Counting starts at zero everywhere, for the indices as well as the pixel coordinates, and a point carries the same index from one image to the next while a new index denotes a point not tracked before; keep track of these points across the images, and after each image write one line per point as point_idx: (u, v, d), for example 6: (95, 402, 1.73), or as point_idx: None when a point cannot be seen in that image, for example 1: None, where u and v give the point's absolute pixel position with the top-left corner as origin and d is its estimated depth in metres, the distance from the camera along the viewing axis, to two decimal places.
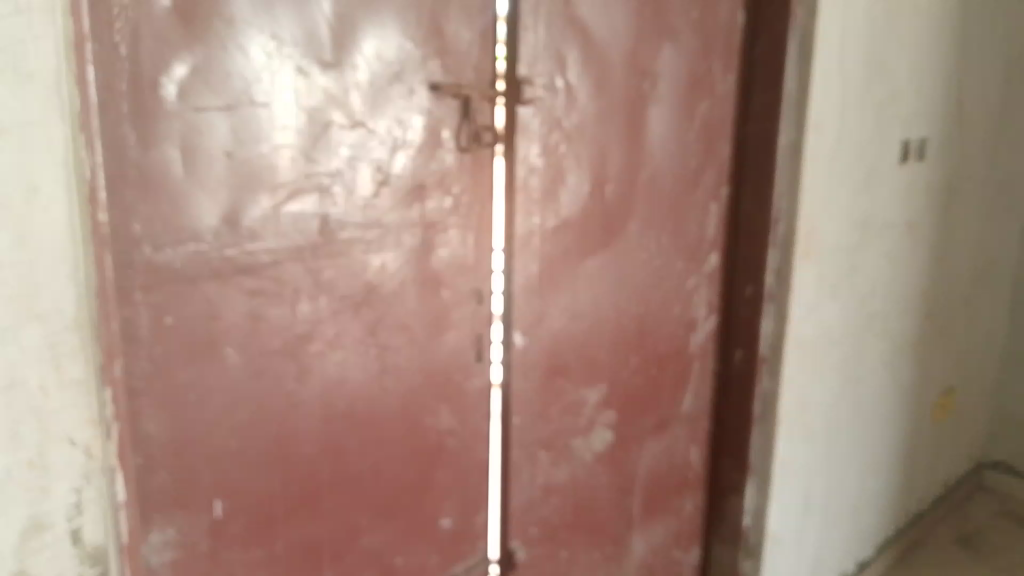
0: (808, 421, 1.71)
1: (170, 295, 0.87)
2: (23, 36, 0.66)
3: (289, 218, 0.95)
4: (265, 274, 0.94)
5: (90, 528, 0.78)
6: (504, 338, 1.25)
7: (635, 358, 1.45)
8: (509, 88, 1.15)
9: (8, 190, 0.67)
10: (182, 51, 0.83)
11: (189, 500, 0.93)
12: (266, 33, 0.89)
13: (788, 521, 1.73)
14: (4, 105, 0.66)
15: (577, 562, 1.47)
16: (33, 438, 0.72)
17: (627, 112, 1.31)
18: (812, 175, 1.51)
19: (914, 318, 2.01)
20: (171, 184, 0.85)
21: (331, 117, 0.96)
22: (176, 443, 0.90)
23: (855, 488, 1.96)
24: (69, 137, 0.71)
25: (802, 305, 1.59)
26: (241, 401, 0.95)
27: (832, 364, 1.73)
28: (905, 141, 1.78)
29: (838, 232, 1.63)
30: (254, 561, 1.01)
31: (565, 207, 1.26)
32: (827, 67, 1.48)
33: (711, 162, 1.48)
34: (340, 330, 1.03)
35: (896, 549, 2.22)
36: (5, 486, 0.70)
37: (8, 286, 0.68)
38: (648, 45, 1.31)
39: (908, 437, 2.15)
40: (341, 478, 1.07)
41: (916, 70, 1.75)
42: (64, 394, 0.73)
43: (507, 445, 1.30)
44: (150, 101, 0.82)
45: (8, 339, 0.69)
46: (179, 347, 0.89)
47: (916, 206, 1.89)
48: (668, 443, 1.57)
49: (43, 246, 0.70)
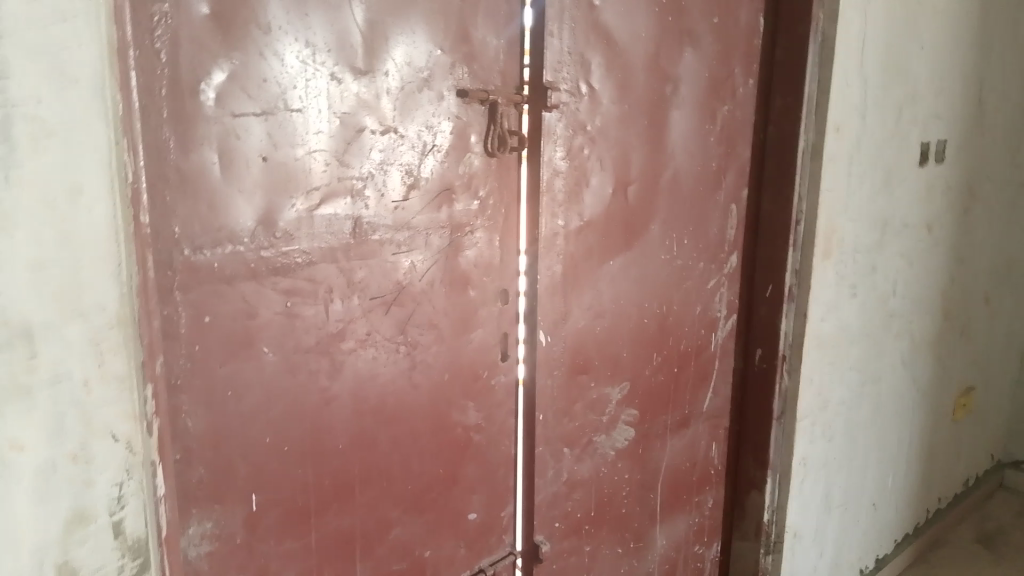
0: (828, 421, 1.72)
1: (209, 294, 0.90)
2: (68, 42, 0.69)
3: (323, 220, 0.97)
4: (299, 275, 0.97)
5: (130, 519, 0.80)
6: (529, 337, 1.27)
7: (657, 356, 1.46)
8: (534, 93, 1.18)
9: (54, 192, 0.69)
10: (220, 58, 0.86)
11: (226, 492, 0.96)
12: (300, 40, 0.91)
13: (807, 518, 1.75)
14: (51, 109, 0.68)
15: (600, 557, 1.49)
16: (77, 432, 0.74)
17: (650, 114, 1.32)
18: (831, 176, 1.52)
19: (934, 318, 2.02)
20: (209, 187, 0.87)
21: (363, 123, 0.99)
22: (213, 437, 0.93)
23: (875, 486, 1.97)
24: (110, 141, 0.74)
25: (822, 306, 1.60)
26: (277, 396, 0.98)
27: (851, 364, 1.74)
28: (926, 142, 1.79)
29: (859, 233, 1.64)
30: (290, 551, 1.04)
31: (589, 208, 1.28)
32: (847, 69, 1.49)
33: (733, 163, 1.49)
34: (371, 328, 1.06)
35: (916, 547, 2.23)
36: (50, 478, 0.72)
37: (56, 284, 0.70)
38: (670, 49, 1.32)
39: (929, 436, 2.16)
40: (372, 472, 1.10)
41: (936, 71, 1.75)
42: (107, 390, 0.76)
43: (532, 441, 1.32)
44: (189, 107, 0.84)
45: (54, 336, 0.71)
46: (216, 343, 0.91)
47: (936, 206, 1.89)
48: (689, 440, 1.58)
49: (87, 246, 0.72)
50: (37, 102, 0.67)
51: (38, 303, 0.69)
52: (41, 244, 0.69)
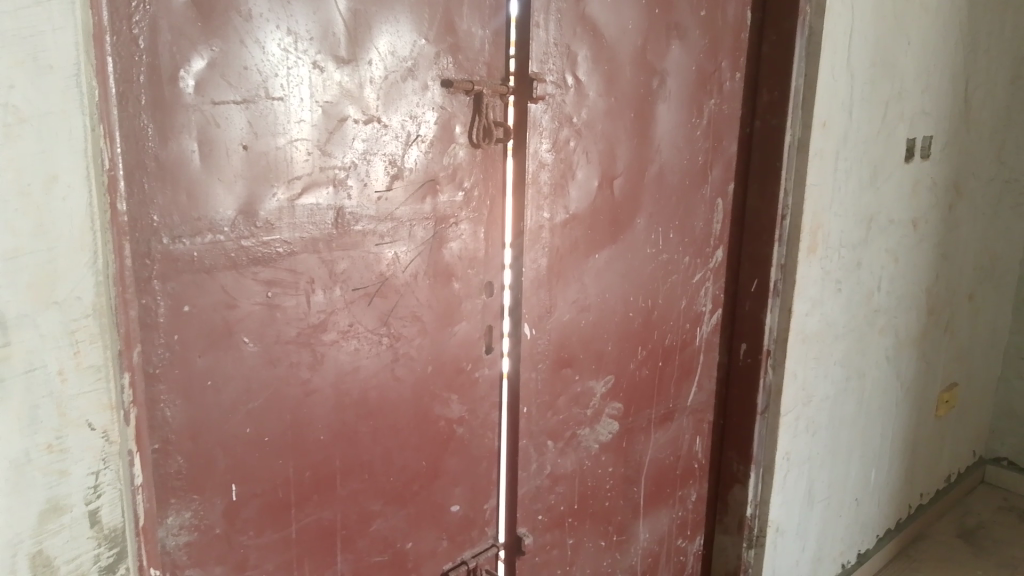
0: (811, 416, 1.73)
1: (189, 284, 0.89)
2: (42, 27, 0.67)
3: (305, 210, 0.96)
4: (280, 265, 0.96)
5: (106, 511, 0.79)
6: (513, 331, 1.27)
7: (642, 350, 1.47)
8: (519, 85, 1.17)
9: (28, 178, 0.68)
10: (200, 45, 0.85)
11: (205, 484, 0.95)
12: (282, 28, 0.90)
13: (790, 512, 1.76)
14: (25, 95, 0.67)
15: (583, 550, 1.49)
16: (52, 422, 0.73)
17: (636, 108, 1.32)
18: (817, 171, 1.52)
19: (918, 314, 2.03)
20: (188, 175, 0.86)
21: (346, 112, 0.98)
22: (192, 429, 0.92)
23: (858, 481, 1.98)
24: (87, 127, 0.72)
25: (807, 301, 1.60)
26: (257, 387, 0.97)
27: (835, 359, 1.75)
28: (911, 139, 1.79)
29: (844, 228, 1.65)
30: (270, 543, 1.03)
31: (574, 202, 1.28)
32: (834, 65, 1.49)
33: (719, 158, 1.49)
34: (354, 320, 1.05)
35: (898, 541, 2.24)
36: (23, 469, 0.71)
37: (29, 272, 0.69)
38: (657, 43, 1.32)
39: (912, 431, 2.17)
40: (353, 464, 1.09)
41: (923, 68, 1.76)
42: (82, 379, 0.75)
43: (516, 434, 1.32)
44: (168, 94, 0.83)
45: (27, 325, 0.70)
46: (195, 334, 0.91)
47: (922, 203, 1.90)
48: (673, 434, 1.59)
49: (62, 234, 0.71)
50: (10, 87, 0.66)
51: (11, 291, 0.68)
52: (16, 232, 0.68)
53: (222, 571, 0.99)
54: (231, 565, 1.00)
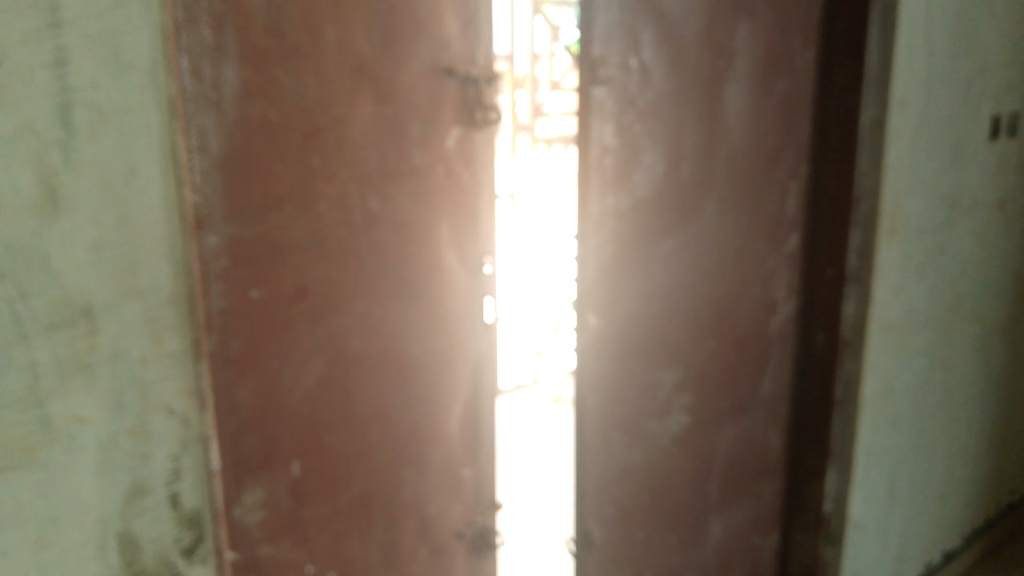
0: (893, 407, 1.65)
1: (253, 270, 0.91)
2: (122, 29, 0.72)
3: (354, 197, 0.99)
4: (337, 249, 0.99)
5: (188, 494, 0.83)
6: (579, 321, 1.27)
7: (712, 340, 1.44)
8: (581, 71, 1.17)
9: (110, 174, 0.73)
10: (262, 42, 0.88)
11: (272, 462, 0.97)
12: (334, 24, 0.94)
13: (871, 507, 1.68)
14: (108, 95, 0.72)
15: (655, 544, 1.46)
16: (134, 406, 0.77)
17: (702, 90, 1.30)
18: (896, 150, 1.45)
19: (1006, 298, 1.92)
20: (252, 166, 0.89)
21: (385, 101, 1.01)
22: (260, 408, 0.94)
23: (942, 476, 1.89)
24: (163, 125, 0.76)
25: (888, 287, 1.53)
26: (314, 364, 0.99)
27: (918, 348, 1.67)
28: (996, 116, 1.70)
29: (926, 210, 1.57)
30: (324, 517, 1.04)
31: (640, 187, 1.27)
32: (912, 39, 1.42)
33: (793, 141, 1.45)
34: (393, 294, 1.07)
35: (987, 540, 2.13)
36: (110, 451, 0.76)
37: (112, 262, 0.74)
38: (723, 23, 1.30)
39: (1001, 423, 2.06)
40: (394, 435, 1.11)
41: (1008, 41, 1.67)
42: (163, 366, 0.79)
43: (583, 426, 1.31)
44: (231, 87, 0.86)
45: (113, 314, 0.75)
46: (265, 318, 0.93)
47: (1009, 182, 1.80)
48: (748, 427, 1.55)
49: (141, 227, 0.76)
50: (95, 87, 0.71)
51: (97, 280, 0.73)
52: (100, 225, 0.73)
53: (288, 545, 1.01)
54: (295, 539, 1.02)
